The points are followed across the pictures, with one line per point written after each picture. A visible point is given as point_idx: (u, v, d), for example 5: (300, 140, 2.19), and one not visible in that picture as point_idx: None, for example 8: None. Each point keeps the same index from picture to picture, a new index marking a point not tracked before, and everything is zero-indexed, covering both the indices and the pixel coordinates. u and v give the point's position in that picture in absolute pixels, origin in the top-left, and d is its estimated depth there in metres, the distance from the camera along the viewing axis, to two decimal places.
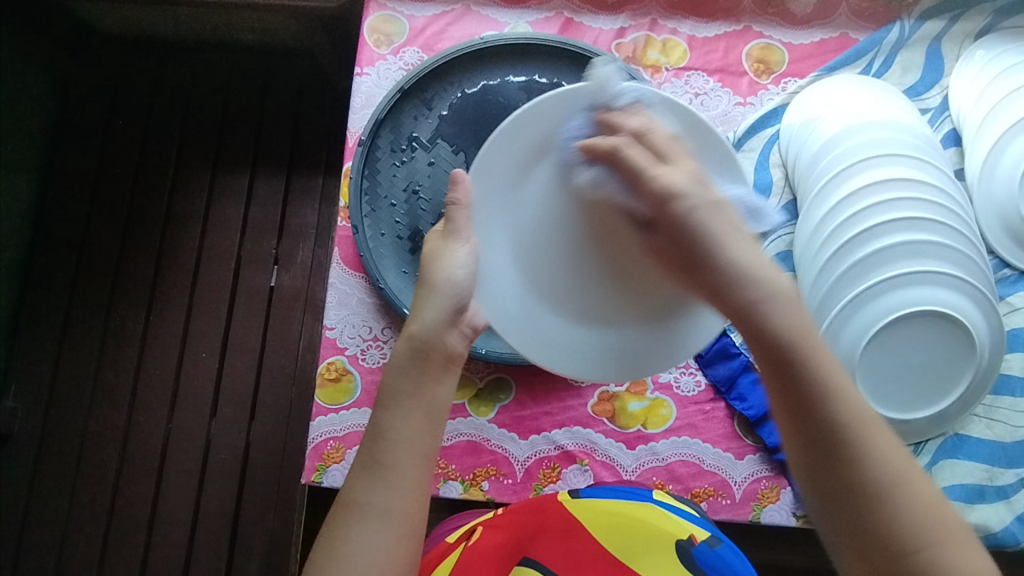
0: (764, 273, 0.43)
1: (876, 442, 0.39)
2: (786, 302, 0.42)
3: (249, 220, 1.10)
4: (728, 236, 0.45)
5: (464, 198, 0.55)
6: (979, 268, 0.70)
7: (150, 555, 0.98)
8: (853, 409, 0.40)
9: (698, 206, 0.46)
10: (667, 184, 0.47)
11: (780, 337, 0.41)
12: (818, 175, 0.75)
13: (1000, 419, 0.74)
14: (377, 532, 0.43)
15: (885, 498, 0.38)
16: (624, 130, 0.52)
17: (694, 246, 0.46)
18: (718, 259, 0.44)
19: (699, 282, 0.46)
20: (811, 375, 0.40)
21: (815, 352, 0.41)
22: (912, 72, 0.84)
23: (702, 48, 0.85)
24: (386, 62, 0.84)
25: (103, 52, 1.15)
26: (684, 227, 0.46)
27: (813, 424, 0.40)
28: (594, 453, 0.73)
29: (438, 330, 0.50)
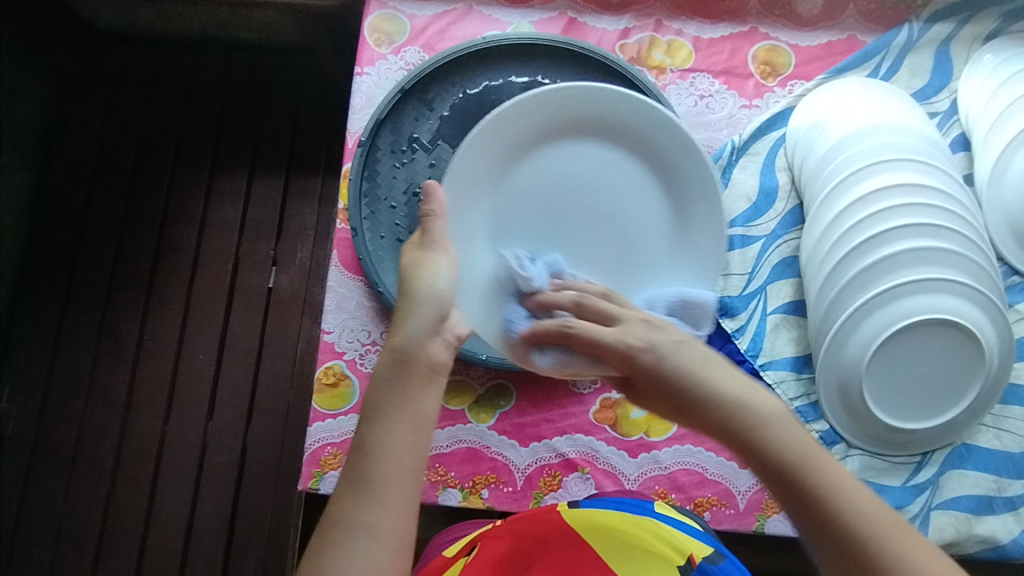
0: (749, 401, 0.42)
1: (918, 561, 0.37)
2: (781, 425, 0.41)
3: (246, 221, 1.09)
4: (710, 373, 0.44)
5: (439, 208, 0.55)
6: (989, 276, 0.69)
7: (145, 559, 0.97)
8: (879, 526, 0.38)
9: (674, 351, 0.45)
10: (626, 335, 0.46)
11: (781, 468, 0.40)
12: (825, 180, 0.73)
13: (1008, 429, 0.72)
14: (364, 550, 0.42)
15: None
16: (566, 296, 0.53)
17: (673, 391, 0.44)
18: (708, 402, 0.43)
19: (695, 432, 0.44)
20: (822, 495, 0.39)
21: (817, 463, 0.40)
22: (920, 76, 0.83)
23: (707, 50, 0.84)
24: (387, 62, 0.82)
25: (100, 50, 1.14)
26: (645, 366, 0.45)
27: (853, 562, 0.37)
28: (596, 461, 0.72)
29: (419, 341, 0.50)
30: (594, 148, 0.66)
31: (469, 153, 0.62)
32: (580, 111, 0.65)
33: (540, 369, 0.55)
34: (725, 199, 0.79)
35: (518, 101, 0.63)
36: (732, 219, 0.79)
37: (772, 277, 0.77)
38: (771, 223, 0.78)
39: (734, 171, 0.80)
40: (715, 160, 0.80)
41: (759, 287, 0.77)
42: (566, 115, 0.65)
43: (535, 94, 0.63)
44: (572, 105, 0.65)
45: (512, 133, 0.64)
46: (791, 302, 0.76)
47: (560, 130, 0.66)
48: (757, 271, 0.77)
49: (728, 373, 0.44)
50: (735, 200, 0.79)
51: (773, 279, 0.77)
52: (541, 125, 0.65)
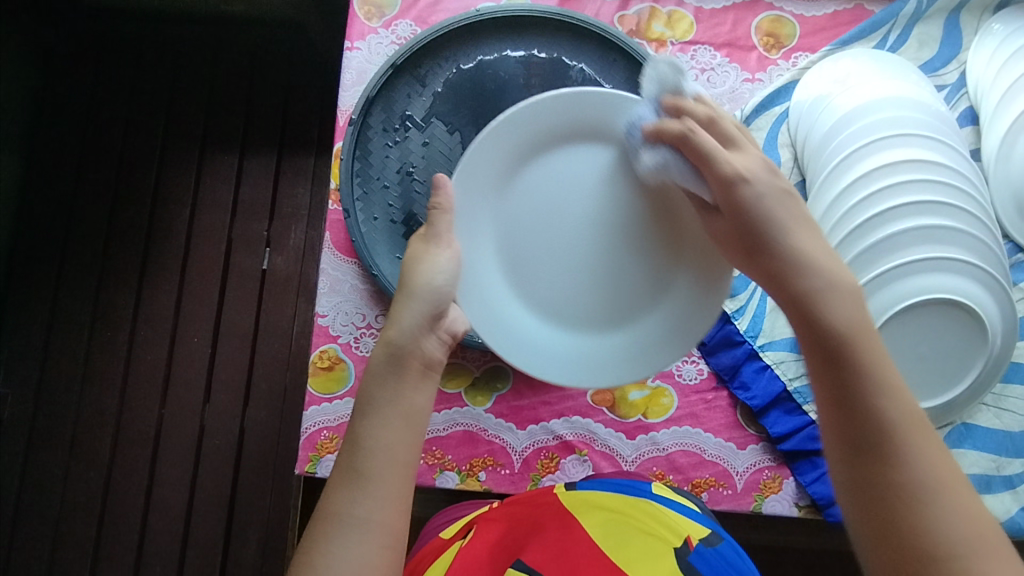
0: (829, 275, 0.48)
1: (918, 438, 0.42)
2: (845, 299, 0.47)
3: (239, 201, 1.07)
4: (803, 235, 0.50)
5: (446, 202, 0.55)
6: (993, 254, 0.68)
7: (146, 540, 0.98)
8: (897, 407, 0.43)
9: (772, 197, 0.51)
10: (740, 168, 0.52)
11: (817, 312, 0.47)
12: (829, 156, 0.72)
13: (1008, 409, 0.72)
14: (356, 544, 0.44)
15: (930, 499, 0.40)
16: (691, 116, 0.55)
17: (760, 232, 0.51)
18: (776, 248, 0.50)
19: (758, 267, 0.51)
20: (858, 361, 0.44)
21: (869, 344, 0.45)
22: (928, 47, 0.80)
23: (708, 21, 0.81)
24: (378, 36, 0.80)
25: (83, 25, 1.10)
26: (747, 213, 0.51)
27: (850, 415, 0.44)
28: (593, 443, 0.72)
29: (414, 336, 0.51)
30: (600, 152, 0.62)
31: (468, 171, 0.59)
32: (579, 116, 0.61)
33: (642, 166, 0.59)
34: None
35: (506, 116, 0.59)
36: None
37: None
38: None
39: None
40: None
41: None
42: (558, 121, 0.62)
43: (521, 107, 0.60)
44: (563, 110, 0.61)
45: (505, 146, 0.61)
46: None
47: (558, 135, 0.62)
48: None
49: (812, 237, 0.51)
50: None
51: None
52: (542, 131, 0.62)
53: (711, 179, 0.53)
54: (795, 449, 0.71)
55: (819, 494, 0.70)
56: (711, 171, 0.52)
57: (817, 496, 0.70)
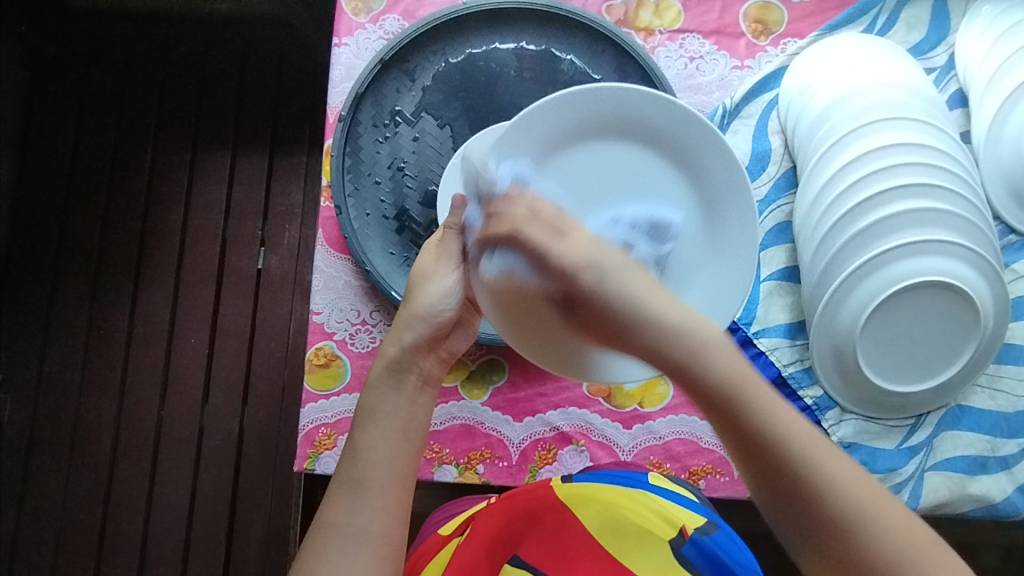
0: (674, 326, 0.42)
1: (824, 465, 0.39)
2: (717, 351, 0.41)
3: (232, 201, 1.07)
4: (622, 279, 0.44)
5: (461, 221, 0.55)
6: (985, 236, 0.68)
7: (149, 540, 0.98)
8: (805, 451, 0.39)
9: (616, 273, 0.44)
10: (578, 261, 0.45)
11: (698, 369, 0.41)
12: (819, 142, 0.72)
13: (1002, 389, 0.72)
14: (355, 554, 0.45)
15: (856, 520, 0.38)
16: (519, 209, 0.48)
17: (611, 317, 0.44)
18: (641, 321, 0.43)
19: (631, 348, 0.44)
20: (757, 422, 0.40)
21: (759, 395, 0.40)
22: (917, 30, 0.80)
23: (696, 9, 0.81)
24: (366, 32, 0.80)
25: (71, 29, 1.10)
26: (596, 299, 0.44)
27: (769, 469, 0.40)
28: (590, 433, 0.72)
29: (416, 353, 0.52)
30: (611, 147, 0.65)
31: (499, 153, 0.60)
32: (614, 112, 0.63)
33: (484, 275, 0.51)
34: None
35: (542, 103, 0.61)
36: None
37: (765, 244, 0.76)
38: (764, 187, 0.77)
39: (726, 136, 0.78)
40: None
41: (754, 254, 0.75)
42: (592, 114, 0.64)
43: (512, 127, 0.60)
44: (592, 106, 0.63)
45: (542, 133, 0.63)
46: (784, 268, 0.75)
47: (591, 128, 0.65)
48: None
49: (669, 299, 0.43)
50: None
51: (767, 245, 0.76)
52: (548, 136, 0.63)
53: (552, 274, 0.46)
54: None
55: None
56: (550, 268, 0.46)
57: None
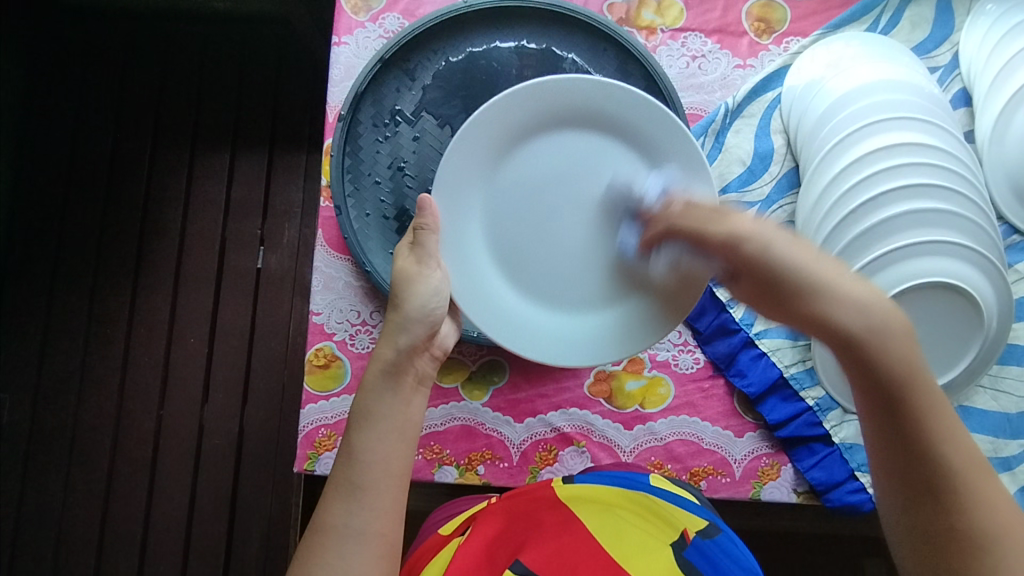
0: (865, 306, 0.42)
1: (979, 483, 0.40)
2: (902, 339, 0.41)
3: (231, 201, 1.06)
4: (798, 250, 0.45)
5: (433, 222, 0.58)
6: (989, 236, 0.67)
7: (149, 539, 0.98)
8: (953, 460, 0.40)
9: (781, 243, 0.45)
10: (734, 231, 0.47)
11: (870, 351, 0.41)
12: (822, 142, 0.71)
13: (1005, 390, 0.72)
14: (353, 555, 0.45)
15: (993, 543, 0.39)
16: (665, 207, 0.56)
17: (779, 285, 0.44)
18: (829, 297, 0.42)
19: (788, 317, 0.45)
20: (919, 413, 0.40)
21: (927, 389, 0.41)
22: (920, 28, 0.80)
23: (698, 7, 0.80)
24: (365, 31, 0.79)
25: (69, 26, 1.09)
26: (764, 270, 0.45)
27: (912, 459, 0.40)
28: (591, 434, 0.72)
29: (409, 353, 0.54)
30: (570, 138, 0.66)
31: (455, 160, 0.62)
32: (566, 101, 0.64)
33: (654, 267, 0.61)
34: (719, 164, 0.77)
35: (495, 102, 0.62)
36: (726, 184, 0.77)
37: None
38: (766, 187, 0.76)
39: (728, 135, 0.78)
40: (709, 124, 0.77)
41: None
42: (543, 106, 0.64)
43: (461, 135, 0.62)
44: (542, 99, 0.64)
45: (495, 131, 0.64)
46: None
47: (546, 120, 0.65)
48: None
49: (856, 279, 0.43)
50: (730, 163, 0.77)
51: None
52: (512, 129, 0.65)
53: (713, 250, 0.49)
54: (792, 435, 0.71)
55: (817, 479, 0.70)
56: (709, 243, 0.49)
57: (815, 482, 0.70)
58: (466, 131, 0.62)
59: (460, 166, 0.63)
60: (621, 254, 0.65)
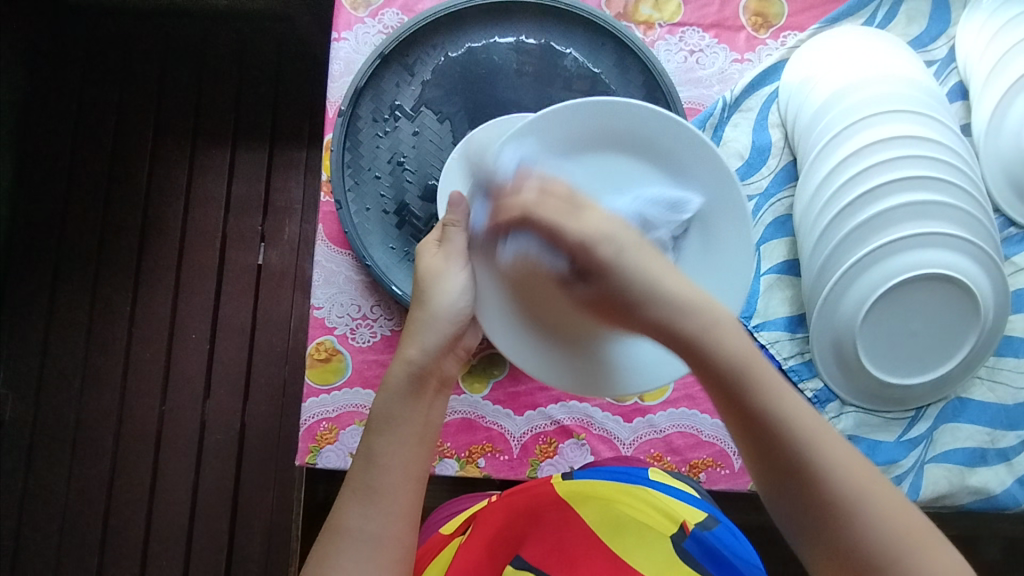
0: (689, 307, 0.46)
1: (829, 453, 0.42)
2: (727, 333, 0.45)
3: (232, 197, 1.07)
4: (637, 258, 0.48)
5: (464, 219, 0.57)
6: (985, 228, 0.68)
7: (151, 534, 0.99)
8: (808, 435, 0.42)
9: (630, 250, 0.48)
10: (585, 233, 0.49)
11: (703, 348, 0.45)
12: (819, 135, 0.71)
13: (1003, 381, 0.72)
14: (368, 559, 0.45)
15: (854, 512, 0.41)
16: (528, 189, 0.51)
17: (624, 294, 0.48)
18: (653, 297, 0.46)
19: (638, 325, 0.48)
20: (755, 408, 0.43)
21: (761, 385, 0.43)
22: (917, 22, 0.80)
23: (696, 2, 0.81)
24: (365, 26, 0.80)
25: (70, 24, 1.10)
26: (613, 275, 0.48)
27: (768, 447, 0.43)
28: (591, 427, 0.72)
29: (436, 356, 0.53)
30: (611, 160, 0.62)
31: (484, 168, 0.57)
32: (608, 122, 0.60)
33: (501, 260, 0.55)
34: None
35: (541, 113, 0.58)
36: None
37: (766, 237, 0.76)
38: (764, 180, 0.77)
39: (726, 129, 0.78)
40: (707, 118, 0.78)
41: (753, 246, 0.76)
42: (588, 127, 0.60)
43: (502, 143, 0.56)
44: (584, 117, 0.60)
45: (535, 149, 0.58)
46: (784, 262, 0.75)
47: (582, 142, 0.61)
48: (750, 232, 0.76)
49: (677, 279, 0.47)
50: (728, 157, 0.77)
51: (767, 239, 0.76)
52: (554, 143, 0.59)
53: (564, 248, 0.50)
54: None
55: None
56: (565, 241, 0.49)
57: None
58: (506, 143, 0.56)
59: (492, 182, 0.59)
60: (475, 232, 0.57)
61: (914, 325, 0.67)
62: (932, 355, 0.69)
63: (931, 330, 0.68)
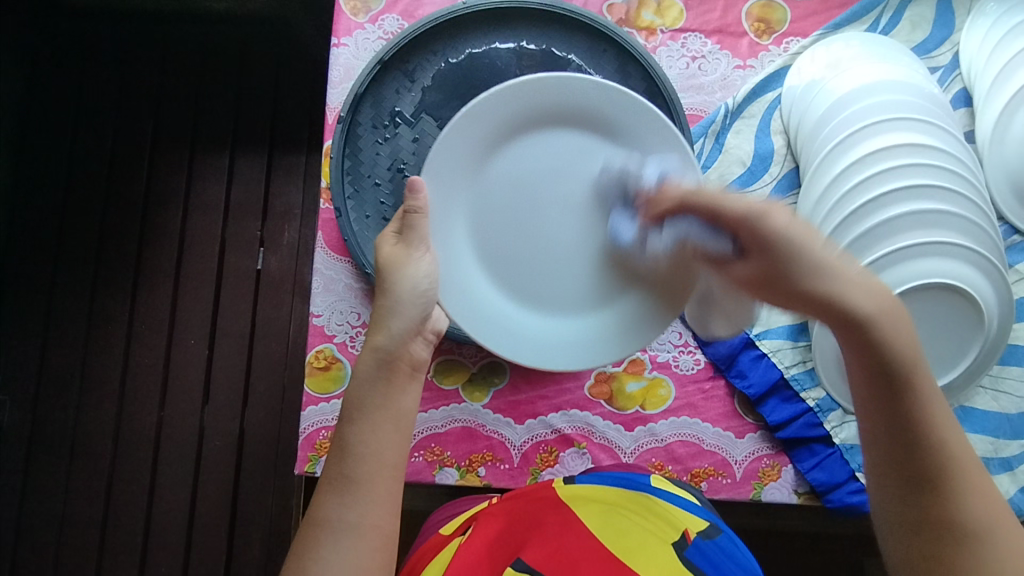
0: (865, 288, 0.45)
1: (965, 474, 0.44)
2: (907, 328, 0.45)
3: (231, 202, 1.06)
4: (821, 247, 0.46)
5: (425, 205, 0.56)
6: (989, 237, 0.67)
7: (150, 541, 0.98)
8: (954, 458, 0.44)
9: (807, 236, 0.46)
10: (756, 207, 0.47)
11: (880, 339, 0.44)
12: (821, 143, 0.71)
13: (1006, 390, 0.72)
14: (349, 547, 0.45)
15: (982, 528, 0.43)
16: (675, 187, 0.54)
17: (794, 268, 0.46)
18: (835, 279, 0.45)
19: (794, 304, 0.47)
20: (913, 405, 0.44)
21: (918, 385, 0.45)
22: (921, 28, 0.80)
23: (698, 8, 0.80)
24: (365, 32, 0.79)
25: (69, 28, 1.09)
26: (780, 253, 0.46)
27: (912, 456, 0.44)
28: (592, 436, 0.72)
29: (402, 341, 0.54)
30: (569, 136, 0.66)
31: (438, 156, 0.61)
32: (554, 101, 0.64)
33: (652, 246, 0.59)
34: (719, 165, 0.77)
35: (479, 102, 0.61)
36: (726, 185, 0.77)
37: None
38: (766, 188, 0.76)
39: (728, 136, 0.78)
40: (709, 124, 0.77)
41: None
42: (536, 106, 0.64)
43: (452, 127, 0.61)
44: (538, 95, 0.63)
45: (481, 130, 0.63)
46: None
47: (536, 119, 0.65)
48: None
49: (855, 264, 0.47)
50: (730, 164, 0.77)
51: None
52: (511, 118, 0.64)
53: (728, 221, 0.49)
54: (792, 436, 0.71)
55: (818, 480, 0.70)
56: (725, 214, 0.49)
57: (816, 483, 0.70)
58: (454, 124, 0.61)
59: (449, 153, 0.62)
60: (612, 241, 0.65)
61: (919, 332, 0.67)
62: (934, 349, 0.68)
63: (942, 326, 0.67)
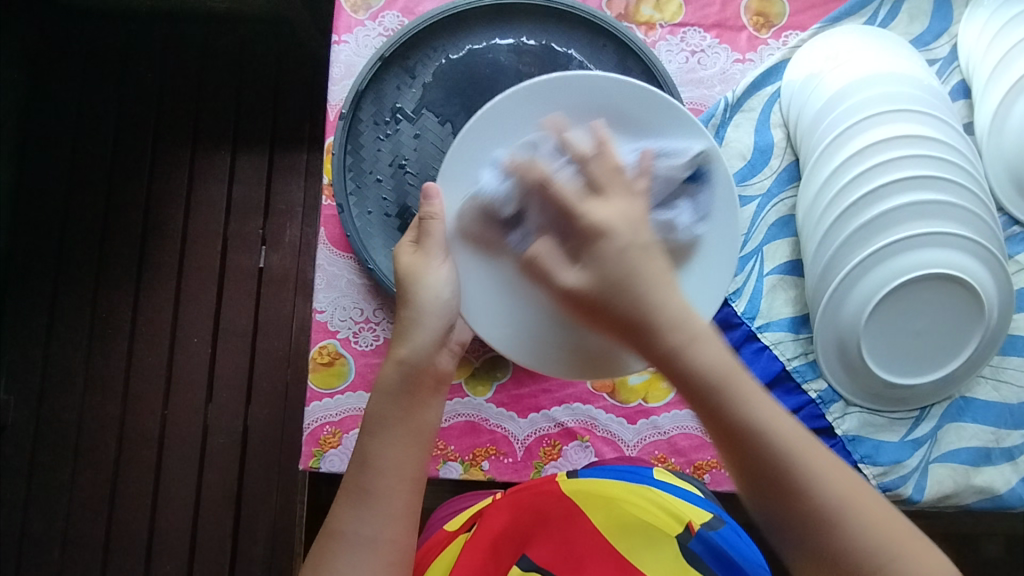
0: (666, 301, 0.42)
1: (818, 469, 0.40)
2: (707, 338, 0.41)
3: (233, 200, 1.07)
4: (625, 243, 0.43)
5: (439, 213, 0.55)
6: (988, 227, 0.67)
7: (155, 538, 0.99)
8: (813, 471, 0.40)
9: (620, 237, 0.44)
10: (598, 217, 0.44)
11: (687, 352, 0.41)
12: (820, 136, 0.71)
13: (1007, 380, 0.72)
14: (364, 561, 0.45)
15: (841, 523, 0.39)
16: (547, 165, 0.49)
17: (609, 280, 0.43)
18: (644, 292, 0.42)
19: (611, 313, 0.43)
20: (736, 406, 0.40)
21: (741, 387, 0.41)
22: (919, 21, 0.80)
23: (697, 2, 0.80)
24: (365, 29, 0.79)
25: (69, 29, 1.10)
26: (603, 258, 0.43)
27: (759, 466, 0.40)
28: (595, 428, 0.72)
29: (427, 354, 0.52)
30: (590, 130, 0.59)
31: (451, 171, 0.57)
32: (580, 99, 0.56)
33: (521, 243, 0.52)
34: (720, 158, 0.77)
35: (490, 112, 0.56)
36: None
37: (769, 237, 0.76)
38: (766, 181, 0.77)
39: (728, 130, 0.78)
40: (709, 118, 0.78)
41: (755, 247, 0.75)
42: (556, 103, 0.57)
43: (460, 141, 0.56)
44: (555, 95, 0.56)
45: (493, 137, 0.57)
46: (787, 262, 0.75)
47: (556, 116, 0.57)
48: (752, 233, 0.76)
49: (655, 264, 0.43)
50: (730, 158, 0.77)
51: (770, 239, 0.76)
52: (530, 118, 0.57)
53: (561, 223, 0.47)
54: None
55: None
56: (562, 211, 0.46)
57: None
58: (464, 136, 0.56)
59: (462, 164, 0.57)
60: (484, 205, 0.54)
61: (921, 322, 0.67)
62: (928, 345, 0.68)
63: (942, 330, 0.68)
